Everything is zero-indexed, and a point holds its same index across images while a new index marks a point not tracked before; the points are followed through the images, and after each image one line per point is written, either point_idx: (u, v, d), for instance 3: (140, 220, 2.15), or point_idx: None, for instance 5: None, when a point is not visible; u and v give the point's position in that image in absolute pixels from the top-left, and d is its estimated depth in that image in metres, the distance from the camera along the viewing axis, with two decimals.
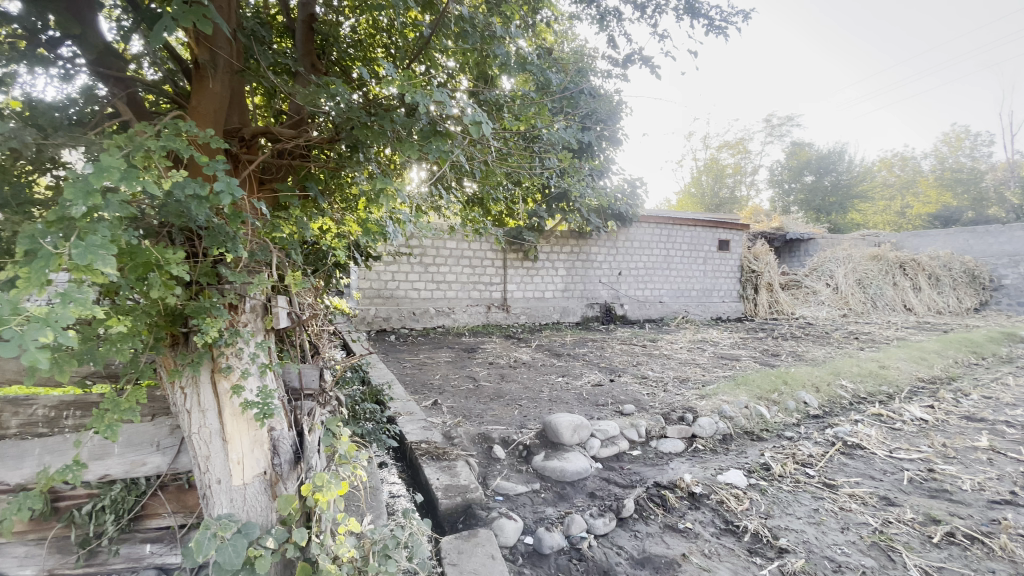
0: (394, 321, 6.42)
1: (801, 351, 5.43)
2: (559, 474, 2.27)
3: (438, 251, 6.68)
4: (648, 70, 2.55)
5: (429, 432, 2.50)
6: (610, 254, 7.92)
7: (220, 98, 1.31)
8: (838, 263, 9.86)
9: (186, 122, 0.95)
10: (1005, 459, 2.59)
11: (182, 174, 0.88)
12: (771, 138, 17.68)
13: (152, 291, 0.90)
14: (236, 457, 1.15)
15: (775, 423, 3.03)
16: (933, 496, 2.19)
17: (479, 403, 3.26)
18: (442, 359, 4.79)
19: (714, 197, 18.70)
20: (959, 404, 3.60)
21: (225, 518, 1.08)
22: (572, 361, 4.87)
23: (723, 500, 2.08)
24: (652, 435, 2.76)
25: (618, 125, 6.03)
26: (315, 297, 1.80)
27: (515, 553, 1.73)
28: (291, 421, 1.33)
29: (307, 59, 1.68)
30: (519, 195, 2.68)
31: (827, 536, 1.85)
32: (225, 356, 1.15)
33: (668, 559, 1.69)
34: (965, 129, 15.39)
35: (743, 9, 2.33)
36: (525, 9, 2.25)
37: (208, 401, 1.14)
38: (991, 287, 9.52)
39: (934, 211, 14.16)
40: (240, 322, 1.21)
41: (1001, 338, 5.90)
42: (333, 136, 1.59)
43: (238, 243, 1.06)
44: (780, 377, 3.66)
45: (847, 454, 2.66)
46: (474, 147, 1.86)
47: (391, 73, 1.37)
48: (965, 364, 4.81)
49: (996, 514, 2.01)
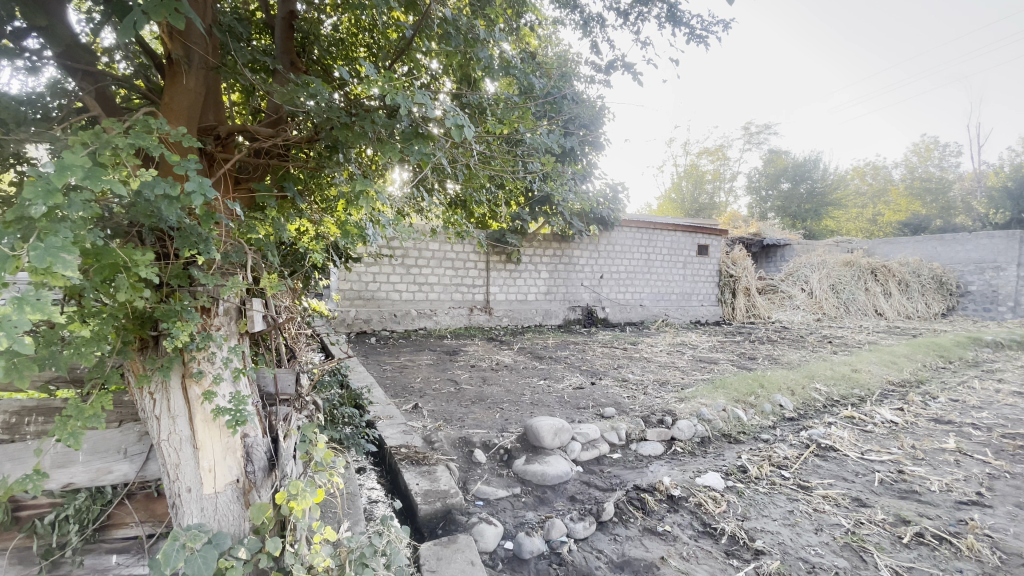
0: (375, 322, 6.33)
1: (778, 354, 5.55)
2: (540, 478, 2.26)
3: (420, 253, 6.63)
4: (630, 76, 2.58)
5: (409, 436, 2.47)
6: (592, 257, 7.98)
7: (194, 94, 1.27)
8: (812, 268, 10.11)
9: (156, 119, 0.91)
10: (972, 461, 2.68)
11: (152, 174, 0.85)
12: (749, 146, 18.06)
13: (118, 293, 0.86)
14: (208, 465, 1.12)
15: (752, 426, 3.08)
16: (903, 497, 2.25)
17: (460, 407, 3.24)
18: (423, 362, 4.75)
19: (694, 203, 19.00)
20: (928, 406, 3.72)
21: (194, 528, 1.04)
22: (554, 363, 4.88)
23: (701, 503, 2.11)
24: (632, 437, 2.78)
25: (601, 130, 6.08)
26: (292, 299, 1.76)
27: (494, 558, 1.71)
28: (265, 427, 1.29)
29: (286, 57, 1.64)
30: (502, 198, 2.67)
31: (802, 537, 1.88)
32: (196, 361, 1.12)
33: (647, 562, 1.70)
34: (934, 140, 15.93)
35: (723, 19, 2.37)
36: (510, 12, 2.25)
37: (178, 407, 1.10)
38: (958, 293, 9.83)
39: (904, 218, 14.61)
40: (213, 325, 1.18)
41: (968, 342, 6.10)
42: (312, 136, 1.56)
43: (211, 245, 1.04)
44: (757, 380, 3.73)
45: (821, 456, 2.72)
46: (457, 151, 1.86)
47: (372, 72, 1.34)
48: (933, 367, 4.97)
49: (963, 514, 2.07)
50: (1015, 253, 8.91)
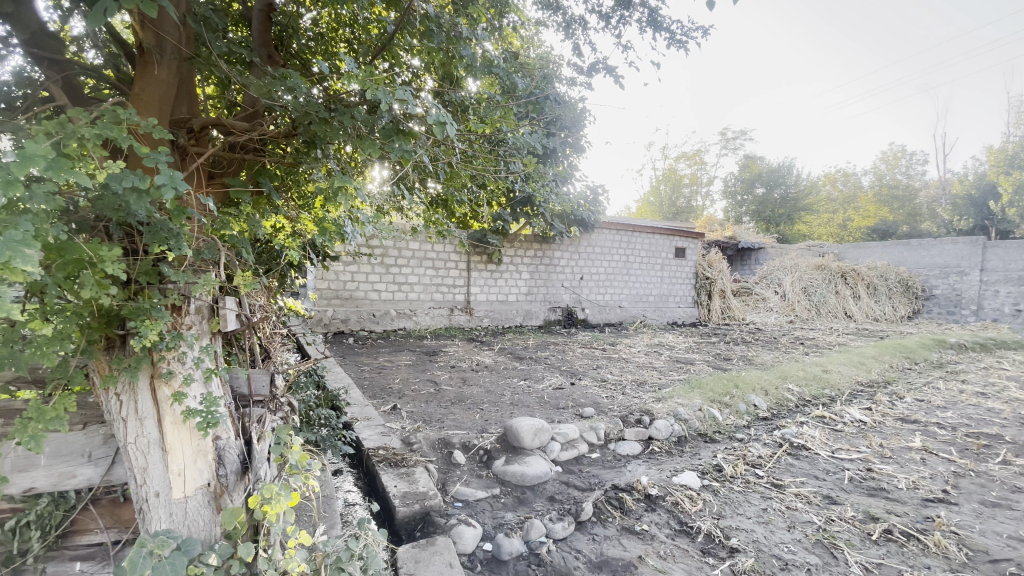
0: (353, 322, 6.22)
1: (752, 355, 5.68)
2: (519, 478, 2.26)
3: (400, 252, 6.57)
4: (612, 79, 2.61)
5: (387, 438, 2.44)
6: (572, 258, 8.03)
7: (165, 85, 1.23)
8: (785, 272, 10.37)
9: (126, 109, 0.88)
10: (937, 459, 2.78)
11: (120, 166, 0.81)
12: (725, 151, 18.43)
13: (83, 290, 0.82)
14: (177, 468, 1.08)
15: (727, 425, 3.14)
16: (872, 494, 2.32)
17: (439, 407, 3.21)
18: (402, 362, 4.71)
19: (671, 206, 19.31)
20: (895, 406, 3.85)
21: (162, 534, 1.00)
22: (534, 364, 4.89)
23: (678, 501, 2.14)
24: (610, 437, 2.80)
25: (583, 132, 6.12)
26: (267, 297, 1.72)
27: (473, 560, 1.70)
28: (238, 429, 1.26)
29: (263, 50, 1.60)
30: (483, 198, 2.67)
31: (775, 534, 1.92)
32: (166, 361, 1.08)
33: (625, 562, 1.71)
34: (901, 148, 16.52)
35: (703, 25, 2.42)
36: (493, 11, 2.25)
37: (146, 408, 1.06)
38: (923, 296, 10.20)
39: (873, 224, 15.08)
40: (184, 324, 1.14)
41: (932, 344, 6.33)
42: (290, 130, 1.52)
43: (182, 240, 1.00)
44: (732, 380, 3.80)
45: (794, 454, 2.79)
46: (438, 148, 1.85)
47: (352, 66, 1.32)
48: (899, 368, 5.15)
49: (929, 511, 2.15)
50: (976, 259, 9.29)
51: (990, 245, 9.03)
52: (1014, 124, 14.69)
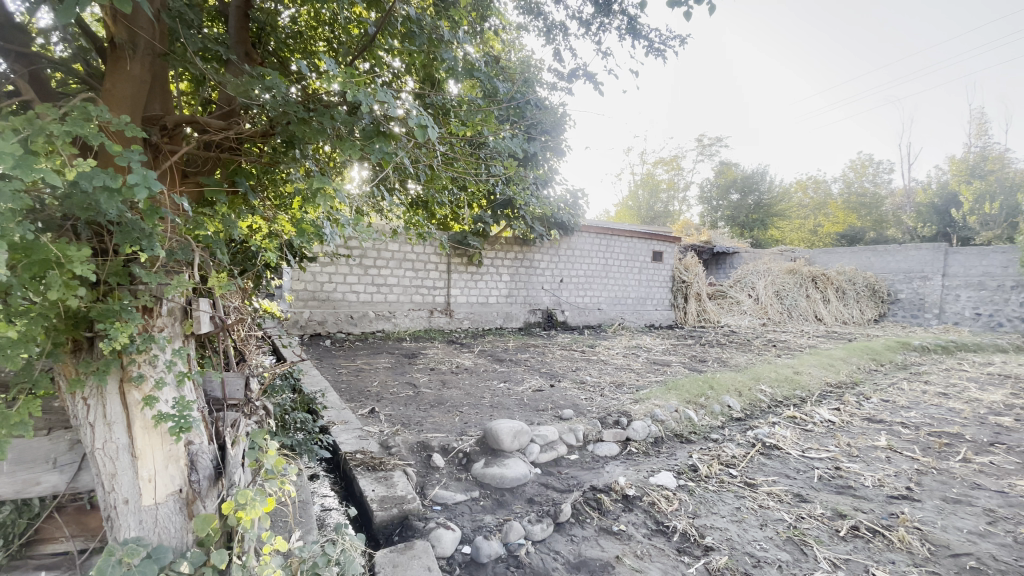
0: (330, 324, 6.11)
1: (726, 357, 5.82)
2: (498, 481, 2.27)
3: (379, 254, 6.50)
4: (592, 85, 2.64)
5: (365, 442, 2.41)
6: (552, 261, 8.09)
7: (139, 82, 1.20)
8: (758, 275, 10.63)
9: (96, 105, 0.86)
10: (901, 457, 2.89)
11: (91, 165, 0.79)
12: (702, 157, 18.81)
13: (50, 291, 0.80)
14: (147, 474, 1.06)
15: (702, 426, 3.20)
16: (840, 492, 2.40)
17: (418, 410, 3.19)
18: (380, 365, 4.66)
19: (649, 210, 19.60)
20: (862, 406, 3.99)
21: (132, 542, 0.97)
22: (514, 366, 4.90)
23: (654, 502, 2.17)
24: (589, 439, 2.83)
25: (563, 136, 6.18)
26: (241, 299, 1.68)
27: (451, 563, 1.70)
28: (212, 434, 1.23)
29: (240, 48, 1.57)
30: (464, 200, 2.67)
31: (748, 532, 1.97)
32: (137, 364, 1.05)
33: (602, 562, 1.73)
34: (869, 157, 17.14)
35: (680, 35, 2.47)
36: (474, 15, 2.25)
37: (115, 413, 1.04)
38: (889, 301, 10.57)
39: (842, 230, 15.60)
40: (155, 326, 1.12)
41: (897, 347, 6.57)
42: (267, 130, 1.50)
43: (155, 241, 0.98)
44: (707, 382, 3.88)
45: (766, 454, 2.86)
46: (419, 151, 1.85)
47: (332, 67, 1.31)
48: (866, 369, 5.33)
49: (894, 508, 2.23)
50: (939, 264, 9.67)
51: (951, 251, 9.41)
52: (974, 136, 15.35)
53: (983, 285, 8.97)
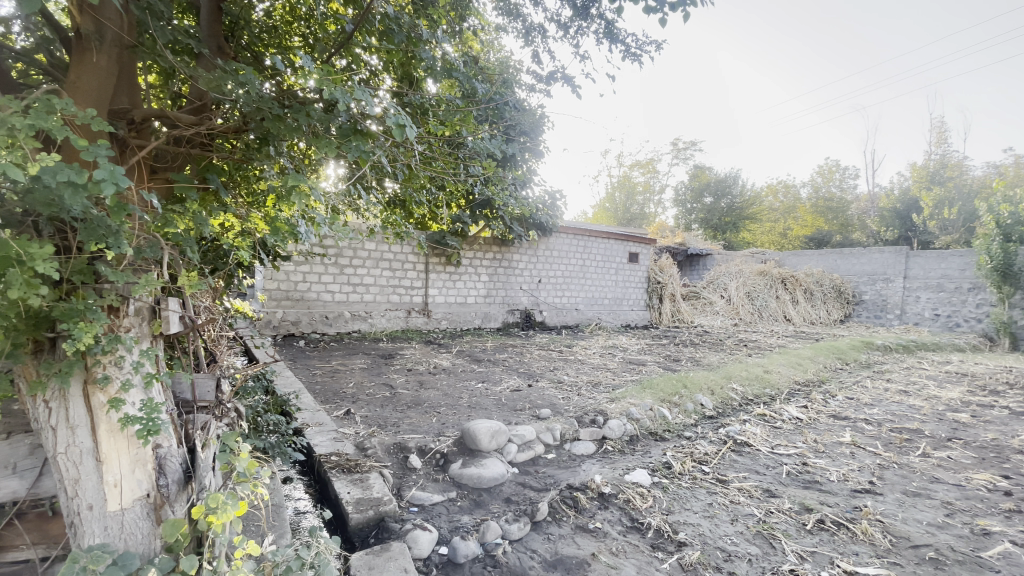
0: (304, 325, 6.00)
1: (699, 356, 5.95)
2: (475, 480, 2.27)
3: (355, 253, 6.41)
4: (570, 88, 2.67)
5: (340, 444, 2.38)
6: (531, 261, 8.13)
7: (105, 74, 1.17)
8: (730, 277, 10.90)
9: (61, 98, 0.84)
10: (864, 452, 3.00)
11: (53, 159, 0.77)
12: (677, 161, 19.16)
13: (10, 289, 0.77)
14: (113, 479, 1.03)
15: (676, 424, 3.27)
16: (807, 487, 2.48)
17: (394, 411, 3.17)
18: (356, 366, 4.59)
19: (626, 212, 19.85)
20: (828, 404, 4.13)
21: (97, 548, 0.94)
22: (492, 366, 4.90)
23: (629, 499, 2.20)
24: (566, 438, 2.86)
25: (542, 138, 6.21)
26: (212, 298, 1.64)
27: (428, 564, 1.69)
28: (181, 436, 1.21)
29: (213, 41, 1.53)
30: (443, 200, 2.66)
31: (720, 528, 2.02)
32: (102, 365, 1.02)
33: (578, 560, 1.75)
34: (835, 163, 17.74)
35: (656, 40, 2.52)
36: (453, 14, 2.24)
37: (79, 416, 1.00)
38: (854, 301, 10.94)
39: (810, 233, 16.10)
40: (122, 326, 1.09)
41: (861, 346, 6.82)
42: (240, 126, 1.47)
43: (122, 238, 0.95)
44: (681, 381, 3.96)
45: (737, 451, 2.93)
46: (397, 149, 1.85)
47: (308, 63, 1.30)
48: (832, 368, 5.51)
49: (858, 501, 2.32)
50: (900, 267, 10.09)
51: (912, 255, 9.83)
52: (934, 144, 16.02)
53: (942, 287, 9.36)
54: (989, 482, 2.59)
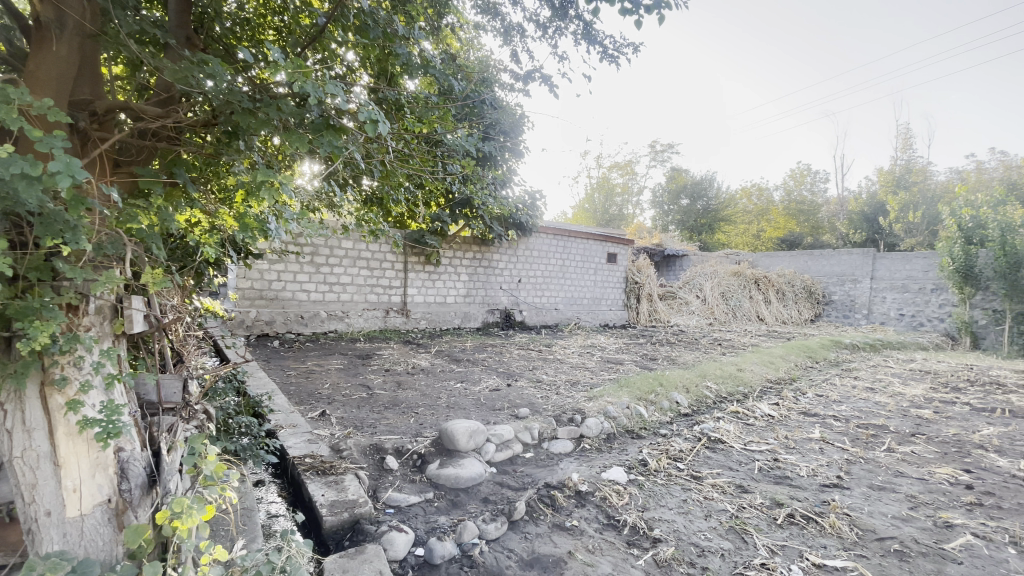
0: (278, 325, 5.87)
1: (675, 355, 6.05)
2: (453, 481, 2.26)
3: (332, 252, 6.30)
4: (547, 87, 2.68)
5: (315, 445, 2.34)
6: (510, 261, 8.14)
7: (66, 64, 1.12)
8: (706, 277, 11.10)
9: (16, 88, 0.81)
10: (832, 448, 3.09)
11: (5, 151, 0.74)
12: (655, 163, 19.44)
13: None
14: (72, 484, 0.99)
15: (652, 421, 3.31)
16: (778, 482, 2.54)
17: (371, 412, 3.13)
18: (332, 366, 4.53)
19: (604, 213, 20.03)
20: (798, 401, 4.24)
21: (55, 555, 0.90)
22: (471, 366, 4.88)
23: (605, 497, 2.22)
24: (544, 437, 2.87)
25: (521, 137, 6.22)
26: (180, 297, 1.59)
27: (404, 566, 1.68)
28: (145, 439, 1.17)
29: (181, 32, 1.48)
30: (421, 198, 2.65)
31: (694, 523, 2.05)
32: (60, 366, 0.98)
33: (555, 558, 1.75)
34: (807, 167, 18.25)
35: (632, 42, 2.55)
36: (431, 11, 2.22)
37: (35, 419, 0.96)
38: (824, 301, 11.24)
39: (782, 235, 16.50)
40: (81, 325, 1.05)
41: (831, 344, 7.03)
42: (209, 119, 1.43)
43: (81, 234, 0.91)
44: (658, 379, 4.02)
45: (711, 447, 2.99)
46: (372, 146, 1.83)
47: (278, 56, 1.26)
48: (803, 366, 5.66)
49: (826, 495, 2.39)
50: (868, 268, 10.43)
51: (879, 257, 10.17)
52: (900, 149, 16.59)
53: (906, 287, 9.70)
54: (951, 476, 2.69)
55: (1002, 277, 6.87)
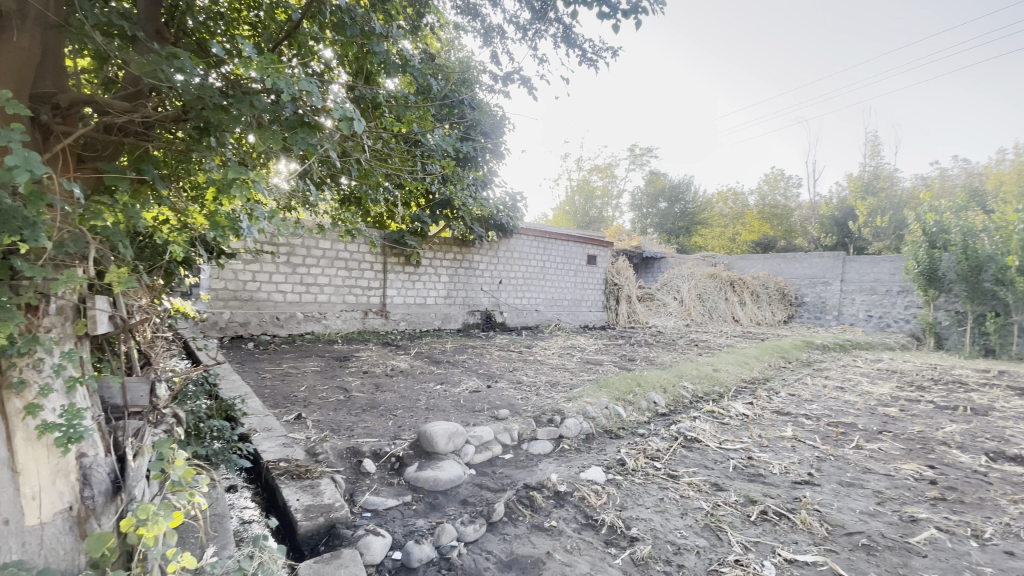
0: (253, 326, 5.73)
1: (653, 356, 6.12)
2: (431, 483, 2.24)
3: (309, 252, 6.21)
4: (526, 89, 2.68)
5: (290, 449, 2.29)
6: (491, 262, 8.14)
7: (24, 55, 1.08)
8: (683, 279, 11.26)
9: None
10: (804, 446, 3.17)
11: None
12: (634, 166, 19.66)
13: None
14: (30, 491, 0.95)
15: (630, 421, 3.35)
16: (752, 479, 2.59)
17: (349, 415, 3.08)
18: (308, 369, 4.44)
19: (585, 215, 20.16)
20: (771, 400, 4.34)
21: (12, 565, 0.86)
22: (450, 368, 4.84)
23: (584, 497, 2.23)
24: (523, 438, 2.88)
25: (502, 138, 6.23)
26: (148, 298, 1.53)
27: (381, 570, 1.65)
28: (109, 444, 1.14)
29: (150, 26, 1.44)
30: (399, 198, 2.62)
31: (670, 522, 2.08)
32: (18, 368, 0.94)
33: (533, 559, 1.75)
34: (781, 172, 18.70)
35: (611, 47, 2.58)
36: (410, 10, 2.21)
37: None
38: (797, 303, 11.52)
39: (757, 238, 16.86)
40: (41, 326, 1.01)
41: (803, 345, 7.21)
42: (179, 115, 1.39)
43: (40, 231, 0.88)
44: (636, 380, 4.06)
45: (688, 446, 3.03)
46: (349, 144, 1.82)
47: (250, 52, 1.24)
48: (776, 366, 5.79)
49: (797, 492, 2.45)
50: (838, 271, 10.74)
51: (848, 260, 10.49)
52: (868, 156, 17.14)
53: (874, 290, 10.02)
54: (915, 472, 2.79)
55: (963, 280, 7.14)
